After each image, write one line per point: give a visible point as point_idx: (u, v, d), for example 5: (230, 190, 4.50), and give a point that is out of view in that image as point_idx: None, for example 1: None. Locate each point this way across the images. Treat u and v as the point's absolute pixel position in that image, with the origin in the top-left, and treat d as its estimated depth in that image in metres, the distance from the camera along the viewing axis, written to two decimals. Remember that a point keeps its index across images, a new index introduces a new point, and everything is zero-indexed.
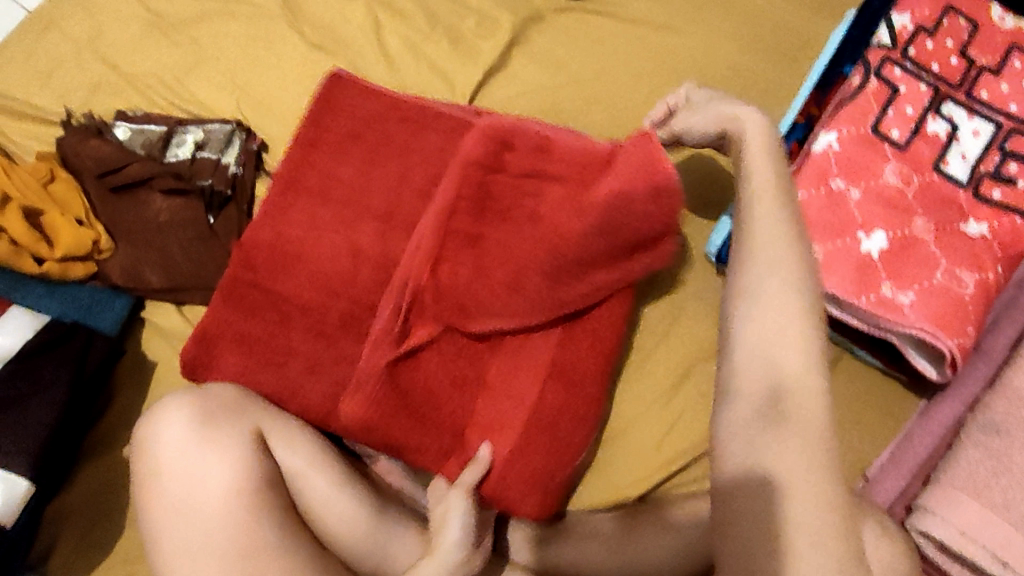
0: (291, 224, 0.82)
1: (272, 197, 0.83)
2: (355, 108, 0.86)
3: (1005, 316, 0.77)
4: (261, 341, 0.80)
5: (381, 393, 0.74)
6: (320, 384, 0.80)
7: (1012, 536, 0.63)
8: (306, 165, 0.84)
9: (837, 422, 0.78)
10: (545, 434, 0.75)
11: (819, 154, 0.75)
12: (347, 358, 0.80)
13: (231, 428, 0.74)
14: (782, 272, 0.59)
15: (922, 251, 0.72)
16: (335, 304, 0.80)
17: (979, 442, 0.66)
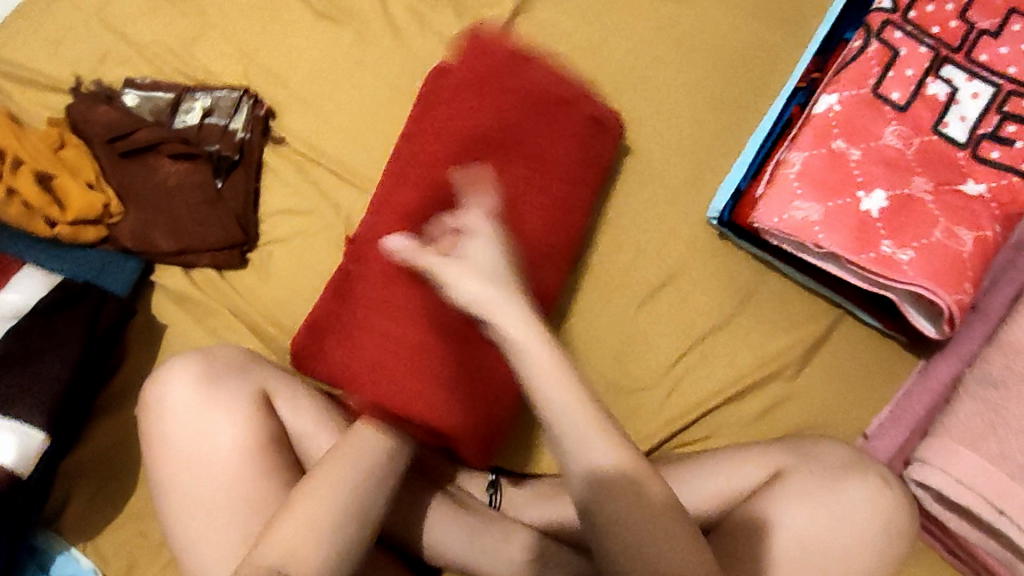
0: (415, 211, 0.78)
1: (400, 179, 0.79)
2: (510, 84, 0.80)
3: (1001, 278, 0.78)
4: (377, 338, 0.77)
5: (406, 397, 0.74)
6: (440, 389, 0.75)
7: (1012, 486, 0.63)
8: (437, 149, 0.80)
9: (834, 385, 0.80)
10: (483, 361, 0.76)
11: (820, 116, 0.76)
12: (461, 362, 0.76)
13: (239, 386, 0.76)
14: (564, 393, 0.55)
15: (921, 209, 0.73)
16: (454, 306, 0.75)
17: (977, 395, 0.67)
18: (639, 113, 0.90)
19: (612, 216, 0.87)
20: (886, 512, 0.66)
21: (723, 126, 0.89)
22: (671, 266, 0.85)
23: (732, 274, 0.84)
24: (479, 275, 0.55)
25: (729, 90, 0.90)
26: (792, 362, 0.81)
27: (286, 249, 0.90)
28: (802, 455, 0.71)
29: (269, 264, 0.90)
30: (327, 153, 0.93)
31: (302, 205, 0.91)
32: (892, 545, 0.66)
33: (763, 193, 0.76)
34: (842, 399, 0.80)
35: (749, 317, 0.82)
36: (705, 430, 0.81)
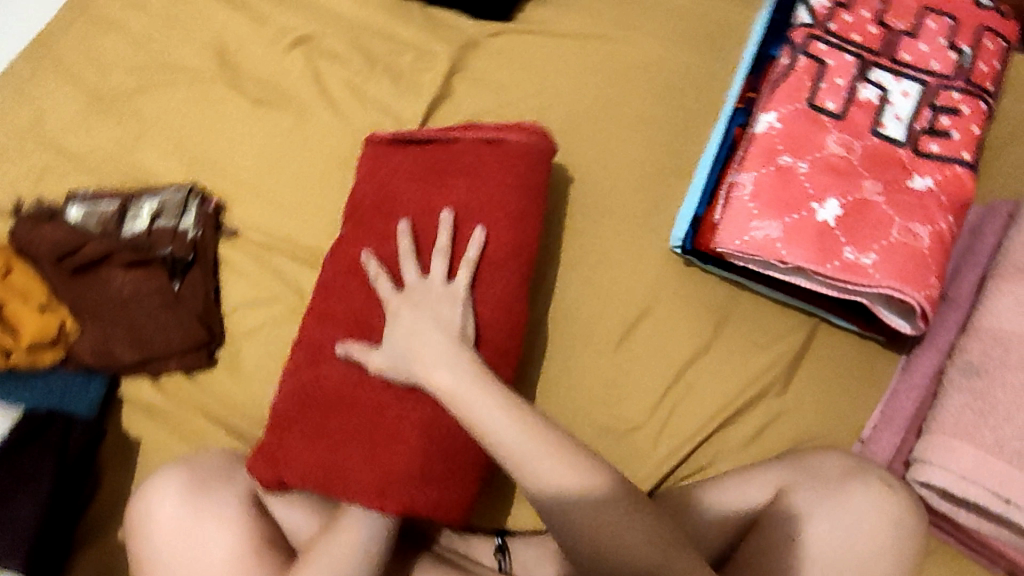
0: (340, 289, 0.78)
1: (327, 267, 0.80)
2: (410, 152, 0.83)
3: (963, 264, 0.80)
4: (322, 429, 0.73)
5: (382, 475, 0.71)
6: (400, 459, 0.71)
7: (1014, 475, 0.62)
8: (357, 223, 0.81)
9: (821, 395, 0.80)
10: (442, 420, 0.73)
11: (762, 134, 0.78)
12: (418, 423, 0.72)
13: (229, 493, 0.74)
14: (533, 443, 0.66)
15: (875, 211, 0.74)
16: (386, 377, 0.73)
17: (962, 386, 0.67)
18: (588, 154, 0.91)
19: (577, 259, 0.87)
20: (892, 512, 0.67)
21: (671, 154, 0.90)
22: (643, 300, 0.85)
23: (705, 299, 0.84)
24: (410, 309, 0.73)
25: (671, 119, 0.92)
26: (777, 378, 0.81)
27: (254, 341, 0.88)
28: (805, 468, 0.72)
29: (239, 359, 0.88)
30: (284, 237, 0.92)
31: (265, 293, 0.90)
32: (904, 543, 0.67)
33: (721, 218, 0.77)
34: (832, 408, 0.80)
35: (728, 339, 0.83)
36: (703, 459, 0.81)
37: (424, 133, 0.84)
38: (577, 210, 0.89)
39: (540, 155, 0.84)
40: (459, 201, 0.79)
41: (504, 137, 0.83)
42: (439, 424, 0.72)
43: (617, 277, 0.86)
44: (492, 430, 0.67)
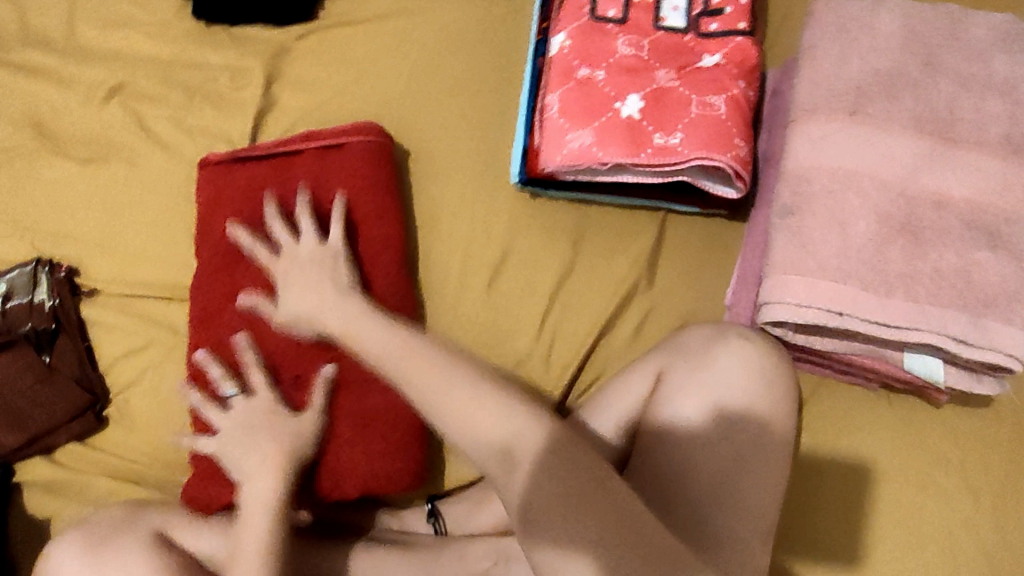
0: (226, 317, 0.81)
1: (202, 302, 0.82)
2: (258, 173, 0.85)
3: (773, 124, 0.85)
4: None
5: (337, 473, 0.80)
6: (348, 455, 0.79)
7: (839, 287, 0.68)
8: (222, 256, 0.83)
9: (682, 280, 0.85)
10: (368, 408, 0.80)
11: (557, 57, 0.82)
12: (350, 419, 0.80)
13: (125, 541, 0.75)
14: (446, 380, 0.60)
15: (673, 95, 0.78)
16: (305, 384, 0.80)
17: (781, 227, 0.71)
18: (418, 122, 0.93)
19: (432, 223, 0.89)
20: (750, 360, 0.73)
21: (494, 102, 0.93)
22: (502, 240, 0.87)
23: (558, 222, 0.87)
24: (292, 266, 0.77)
25: (486, 69, 0.95)
26: (640, 277, 0.85)
27: (139, 390, 0.87)
28: (673, 348, 0.78)
29: (128, 412, 0.87)
30: (143, 282, 0.91)
31: (138, 341, 0.89)
32: (770, 389, 0.72)
33: (540, 141, 0.80)
34: (696, 288, 0.85)
35: (588, 255, 0.86)
36: (596, 368, 0.85)
37: (265, 150, 0.86)
38: (420, 177, 0.91)
39: (382, 146, 0.87)
40: (321, 212, 0.84)
41: (346, 140, 0.86)
42: (364, 413, 0.80)
43: (472, 227, 0.88)
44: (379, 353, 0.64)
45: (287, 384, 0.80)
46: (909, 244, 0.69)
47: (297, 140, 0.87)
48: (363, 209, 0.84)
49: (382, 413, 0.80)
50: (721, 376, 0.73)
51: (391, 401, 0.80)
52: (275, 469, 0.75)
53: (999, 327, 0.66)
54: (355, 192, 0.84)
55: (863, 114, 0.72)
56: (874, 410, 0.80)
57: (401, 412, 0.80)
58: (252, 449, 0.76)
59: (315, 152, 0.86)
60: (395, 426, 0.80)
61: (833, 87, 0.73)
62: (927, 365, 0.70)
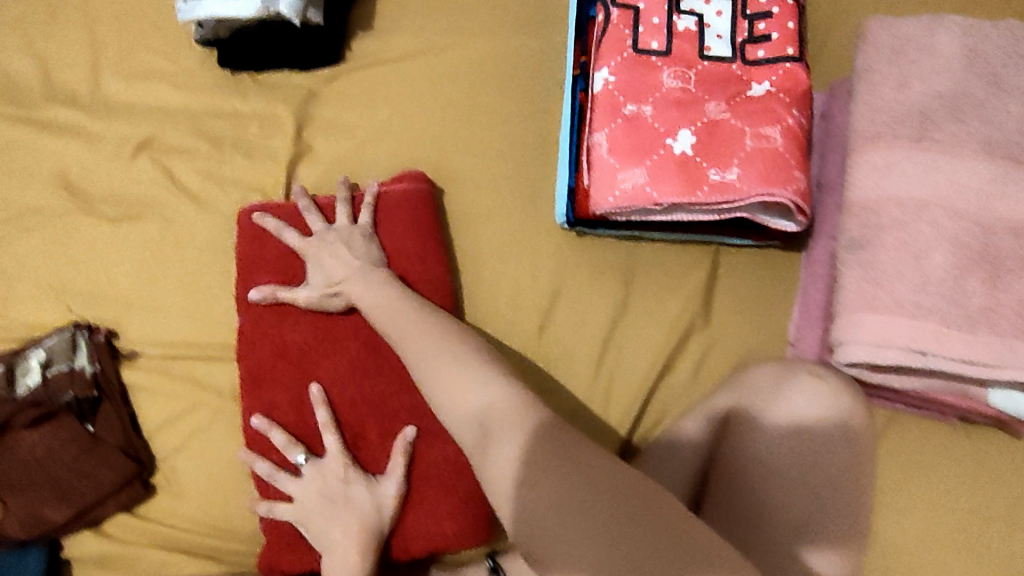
0: (279, 376, 0.79)
1: (251, 361, 0.80)
2: (296, 228, 0.83)
3: (827, 149, 0.82)
4: None
5: (409, 533, 0.77)
6: (419, 514, 0.77)
7: (920, 327, 0.65)
8: (270, 312, 0.80)
9: (740, 315, 0.82)
10: (436, 464, 0.77)
11: (601, 92, 0.79)
12: (420, 476, 0.77)
13: None
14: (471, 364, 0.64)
15: (725, 128, 0.76)
16: (370, 437, 0.78)
17: (851, 263, 0.69)
18: (455, 163, 0.91)
19: (476, 266, 0.86)
20: (830, 402, 0.72)
21: (532, 138, 0.91)
22: (550, 281, 0.85)
23: (608, 261, 0.85)
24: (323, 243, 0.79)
25: (522, 105, 0.92)
26: (697, 314, 0.82)
27: (186, 455, 0.85)
28: (739, 386, 0.76)
29: (175, 478, 0.85)
30: (184, 342, 0.89)
31: (183, 404, 0.87)
32: (845, 432, 0.71)
33: (590, 182, 0.78)
34: (755, 322, 0.82)
35: (641, 293, 0.83)
36: (655, 409, 0.82)
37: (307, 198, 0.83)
38: (461, 219, 0.88)
39: (424, 191, 0.85)
40: None
41: (388, 188, 0.84)
42: (432, 471, 0.77)
43: (518, 269, 0.86)
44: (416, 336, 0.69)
45: (350, 441, 0.77)
46: (989, 275, 0.66)
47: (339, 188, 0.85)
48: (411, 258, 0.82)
49: (450, 469, 0.77)
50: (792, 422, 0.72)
51: (458, 456, 0.78)
52: (359, 543, 0.72)
53: None
54: (393, 215, 0.83)
55: (930, 141, 0.69)
56: (951, 442, 0.77)
57: (463, 467, 0.78)
58: (333, 522, 0.73)
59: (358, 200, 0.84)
60: (463, 483, 0.78)
61: (896, 114, 0.71)
62: (1014, 400, 0.68)
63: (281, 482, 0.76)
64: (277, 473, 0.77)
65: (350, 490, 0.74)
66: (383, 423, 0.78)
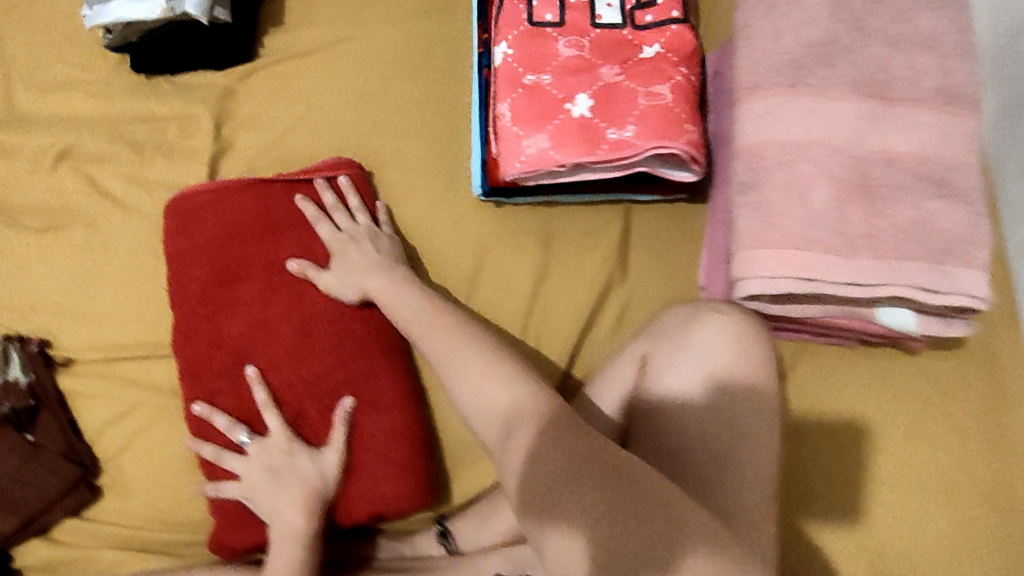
0: (216, 359, 0.81)
1: (187, 347, 0.81)
2: (220, 212, 0.84)
3: (719, 105, 0.87)
4: None
5: (349, 501, 0.80)
6: (359, 481, 0.80)
7: (810, 254, 0.69)
8: (203, 299, 0.82)
9: (654, 266, 0.87)
10: (373, 433, 0.81)
11: (502, 65, 0.83)
12: (358, 444, 0.81)
13: None
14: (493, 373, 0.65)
15: (619, 89, 0.80)
16: (308, 410, 0.80)
17: (742, 203, 0.73)
18: (374, 148, 0.93)
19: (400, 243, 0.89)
20: (734, 334, 0.74)
21: (447, 117, 0.94)
22: (473, 252, 0.88)
23: (526, 227, 0.88)
24: (351, 236, 0.82)
25: (434, 87, 0.95)
26: (614, 269, 0.87)
27: (129, 453, 0.86)
28: (651, 333, 0.81)
29: (121, 477, 0.86)
30: (117, 343, 0.90)
31: (122, 405, 0.88)
32: (753, 357, 0.73)
33: (498, 151, 0.81)
34: (668, 273, 0.87)
35: (559, 254, 0.87)
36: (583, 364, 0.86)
37: (238, 186, 0.85)
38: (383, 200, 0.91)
39: (354, 175, 0.88)
40: (301, 245, 0.84)
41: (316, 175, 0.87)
42: (369, 440, 0.80)
43: (442, 243, 0.89)
44: (446, 351, 0.69)
45: (290, 416, 0.80)
46: (865, 203, 0.71)
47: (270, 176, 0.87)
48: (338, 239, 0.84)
49: (387, 437, 0.80)
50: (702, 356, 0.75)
51: (394, 424, 0.81)
52: (305, 506, 0.76)
53: (961, 271, 0.69)
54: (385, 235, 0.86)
55: (804, 85, 0.74)
56: (855, 366, 0.82)
57: (401, 435, 0.81)
58: (280, 494, 0.77)
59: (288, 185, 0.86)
60: (402, 448, 0.81)
61: (773, 62, 0.75)
62: (898, 315, 0.72)
63: (227, 461, 0.79)
64: (223, 453, 0.80)
65: (295, 460, 0.78)
66: (321, 398, 0.80)
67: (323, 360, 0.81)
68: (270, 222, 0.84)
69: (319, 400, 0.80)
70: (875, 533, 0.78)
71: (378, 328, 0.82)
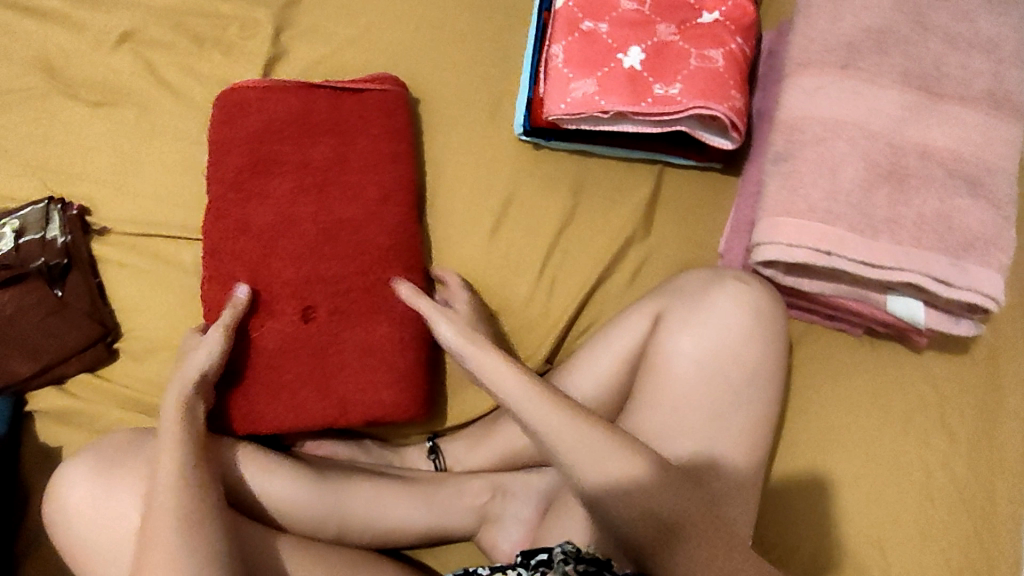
0: (236, 246, 0.83)
1: (211, 230, 0.84)
2: (263, 109, 0.86)
3: (767, 83, 0.88)
4: (271, 379, 0.83)
5: (341, 403, 0.83)
6: (358, 383, 0.84)
7: (830, 228, 0.71)
8: (233, 188, 0.84)
9: (677, 230, 0.89)
10: (377, 342, 0.84)
11: (562, 10, 0.85)
12: (362, 348, 0.84)
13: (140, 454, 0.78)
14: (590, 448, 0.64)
15: (673, 48, 0.82)
16: (320, 310, 0.84)
17: (774, 172, 0.75)
18: (425, 75, 0.95)
19: (437, 169, 0.92)
20: (748, 303, 0.75)
21: (500, 56, 0.96)
22: (506, 188, 0.90)
23: (560, 173, 0.90)
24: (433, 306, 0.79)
25: (492, 25, 0.97)
26: (638, 226, 0.88)
27: (148, 325, 0.90)
28: (670, 290, 0.79)
29: (136, 346, 0.90)
30: (152, 220, 0.93)
31: (147, 279, 0.92)
32: (761, 324, 0.75)
33: (545, 91, 0.83)
34: (690, 238, 0.89)
35: (588, 204, 0.89)
36: (593, 313, 0.88)
37: (285, 87, 0.87)
38: (426, 126, 0.93)
39: (399, 96, 0.90)
40: (337, 153, 0.86)
41: (362, 89, 0.89)
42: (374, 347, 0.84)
43: (477, 175, 0.91)
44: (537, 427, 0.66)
45: (300, 312, 0.84)
46: (893, 190, 0.73)
47: (315, 83, 0.89)
48: (374, 154, 0.87)
49: (392, 346, 0.84)
50: (720, 316, 0.75)
51: (400, 335, 0.84)
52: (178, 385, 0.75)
53: (977, 268, 0.71)
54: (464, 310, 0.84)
55: (854, 69, 0.76)
56: (857, 356, 0.84)
57: (407, 344, 0.84)
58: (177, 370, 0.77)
59: (333, 94, 0.88)
60: (404, 357, 0.84)
61: (828, 41, 0.77)
62: (909, 306, 0.74)
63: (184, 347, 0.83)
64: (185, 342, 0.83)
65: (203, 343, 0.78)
66: (333, 302, 0.84)
67: (343, 263, 0.84)
68: (311, 126, 0.86)
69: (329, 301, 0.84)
70: (850, 518, 0.79)
71: (400, 240, 0.85)
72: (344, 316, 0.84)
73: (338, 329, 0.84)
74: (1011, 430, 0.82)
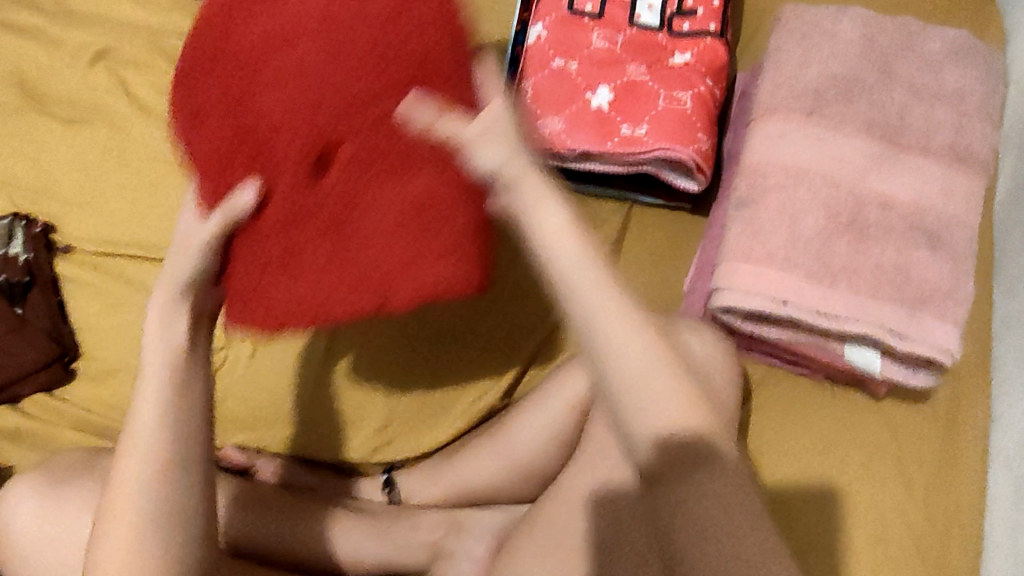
0: (211, 111, 0.59)
1: (183, 102, 0.61)
2: None
3: (737, 125, 0.89)
4: (289, 260, 0.60)
5: (374, 282, 0.60)
6: (399, 258, 0.60)
7: (787, 277, 0.71)
8: (209, 35, 0.59)
9: (643, 267, 0.88)
10: (414, 212, 0.60)
11: (534, 46, 0.85)
12: (402, 208, 0.59)
13: (89, 476, 0.77)
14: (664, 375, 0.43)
15: (643, 88, 0.82)
16: (329, 181, 0.59)
17: (736, 218, 0.74)
18: None
19: None
20: (712, 348, 0.71)
21: None
22: None
23: None
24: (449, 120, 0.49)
25: None
26: None
27: (109, 345, 0.89)
28: None
29: (96, 367, 0.90)
30: (118, 241, 0.93)
31: (110, 300, 0.91)
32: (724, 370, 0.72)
33: None
34: (655, 277, 0.88)
35: None
36: None
37: None
38: None
39: None
40: None
41: None
42: (421, 208, 0.60)
43: None
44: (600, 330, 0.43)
45: (311, 166, 0.58)
46: (854, 239, 0.73)
47: None
48: None
49: (433, 220, 0.60)
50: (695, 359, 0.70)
51: (453, 196, 0.60)
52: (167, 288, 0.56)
53: (932, 321, 0.71)
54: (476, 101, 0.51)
55: (820, 116, 0.76)
56: (818, 402, 0.84)
57: (473, 186, 0.59)
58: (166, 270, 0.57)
59: None
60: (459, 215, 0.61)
61: (793, 88, 0.77)
62: (867, 356, 0.74)
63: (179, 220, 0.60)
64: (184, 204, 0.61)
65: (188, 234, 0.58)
66: (344, 164, 0.58)
67: (352, 99, 0.56)
68: None
69: (341, 157, 0.58)
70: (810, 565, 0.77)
71: (442, 49, 0.57)
72: (378, 176, 0.58)
73: (356, 200, 0.59)
74: (972, 481, 0.81)
